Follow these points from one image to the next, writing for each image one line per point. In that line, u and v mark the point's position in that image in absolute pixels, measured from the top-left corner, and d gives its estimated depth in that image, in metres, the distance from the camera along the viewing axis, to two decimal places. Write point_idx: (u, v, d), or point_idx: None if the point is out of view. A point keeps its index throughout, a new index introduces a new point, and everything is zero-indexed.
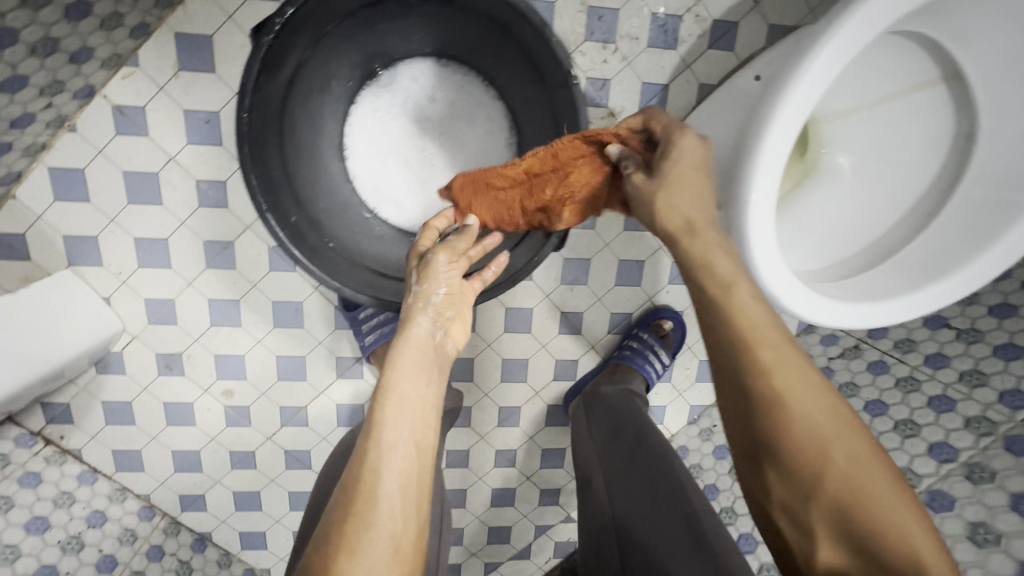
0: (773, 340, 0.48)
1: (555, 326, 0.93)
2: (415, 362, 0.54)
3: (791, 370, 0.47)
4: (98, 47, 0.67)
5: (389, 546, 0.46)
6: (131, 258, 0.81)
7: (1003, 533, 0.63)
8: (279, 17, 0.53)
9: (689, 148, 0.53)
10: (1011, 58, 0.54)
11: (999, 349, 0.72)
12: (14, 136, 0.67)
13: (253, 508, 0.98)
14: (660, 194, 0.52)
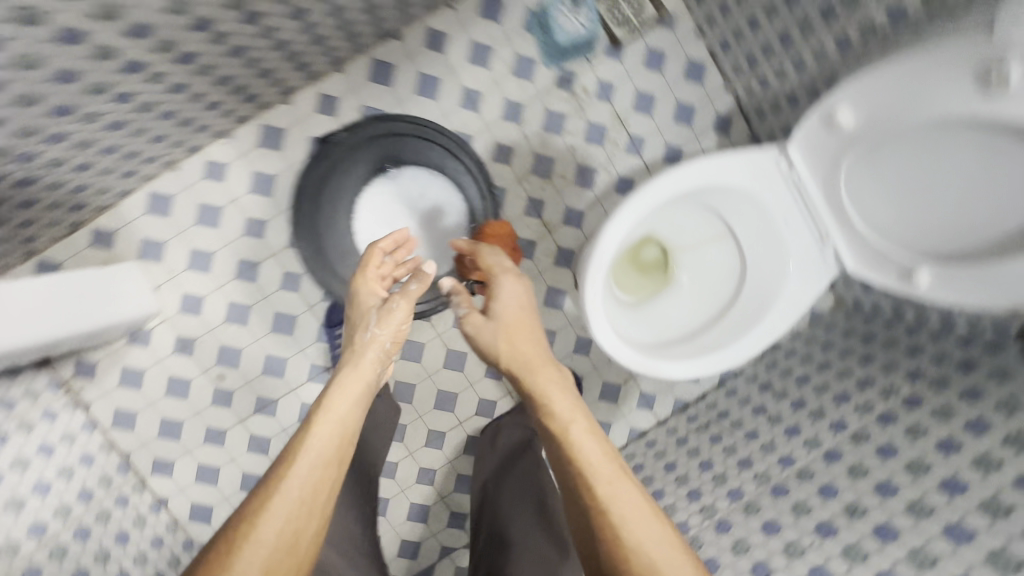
0: (609, 475, 0.63)
1: (484, 370, 1.21)
2: (352, 388, 0.79)
3: (607, 479, 0.62)
4: (213, 125, 1.03)
5: (296, 517, 0.66)
6: (183, 262, 1.12)
7: (751, 546, 0.85)
8: (335, 136, 1.04)
9: (508, 289, 0.78)
10: (758, 226, 0.88)
11: (788, 429, 1.01)
12: (141, 167, 1.01)
13: (210, 482, 1.18)
14: (501, 336, 0.74)
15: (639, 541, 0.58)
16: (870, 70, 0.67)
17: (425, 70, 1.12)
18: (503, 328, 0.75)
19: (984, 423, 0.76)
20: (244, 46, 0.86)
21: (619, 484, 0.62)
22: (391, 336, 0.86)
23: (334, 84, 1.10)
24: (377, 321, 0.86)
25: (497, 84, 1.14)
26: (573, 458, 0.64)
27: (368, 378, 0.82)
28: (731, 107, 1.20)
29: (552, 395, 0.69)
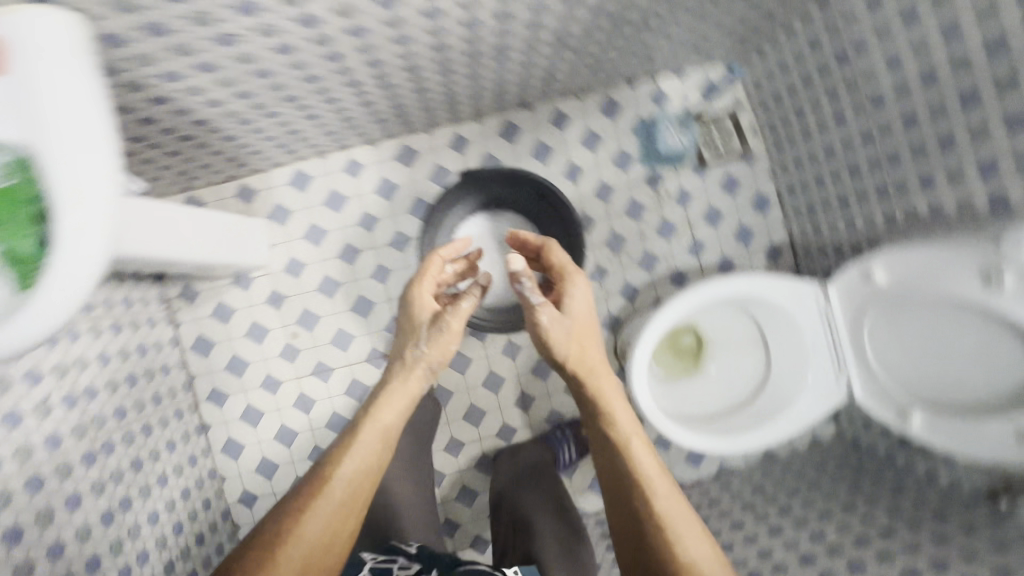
0: (663, 484, 0.77)
1: (515, 398, 1.35)
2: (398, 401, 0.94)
3: (659, 483, 0.77)
4: (369, 134, 1.26)
5: (337, 516, 0.83)
6: (301, 231, 1.32)
7: None
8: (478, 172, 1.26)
9: (581, 297, 0.91)
10: (789, 341, 1.04)
11: (771, 528, 1.12)
12: (303, 149, 1.23)
13: (251, 422, 1.33)
14: (575, 340, 0.87)
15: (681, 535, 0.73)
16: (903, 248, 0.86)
17: (544, 140, 1.35)
18: (571, 325, 0.87)
19: (945, 562, 0.88)
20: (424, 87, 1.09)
21: (666, 489, 0.77)
22: (439, 355, 0.98)
23: (469, 129, 1.34)
24: (427, 342, 0.97)
25: (597, 167, 1.37)
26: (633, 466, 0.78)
27: (409, 396, 0.95)
28: (784, 239, 1.40)
29: (616, 409, 0.83)
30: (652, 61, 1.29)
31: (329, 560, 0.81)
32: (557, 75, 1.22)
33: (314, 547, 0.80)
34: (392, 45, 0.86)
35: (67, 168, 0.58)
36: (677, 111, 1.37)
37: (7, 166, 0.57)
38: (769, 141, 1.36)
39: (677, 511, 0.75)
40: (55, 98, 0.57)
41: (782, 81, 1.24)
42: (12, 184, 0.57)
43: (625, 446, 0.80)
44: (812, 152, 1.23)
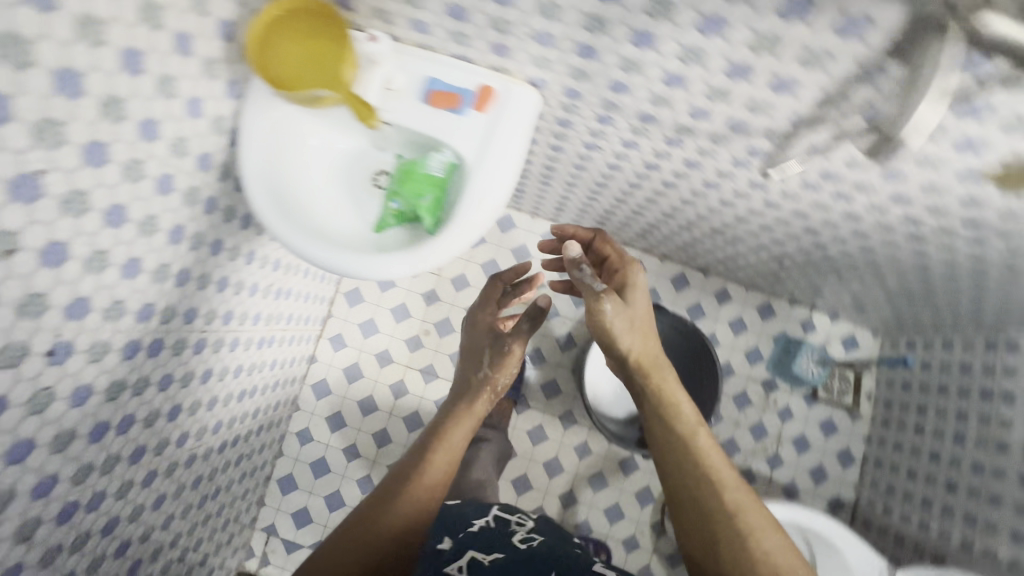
0: (732, 481, 0.78)
1: (561, 492, 1.44)
2: (464, 427, 0.94)
3: (720, 476, 0.78)
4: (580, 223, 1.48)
5: (405, 535, 0.77)
6: (482, 259, 1.52)
7: None
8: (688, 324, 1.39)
9: (638, 284, 0.93)
10: None
11: None
12: (529, 206, 1.46)
13: (349, 377, 1.47)
14: (642, 335, 0.89)
15: (755, 539, 0.73)
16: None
17: (702, 304, 1.54)
18: (637, 321, 0.89)
19: None
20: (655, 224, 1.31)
21: (727, 483, 0.78)
22: (503, 380, 1.04)
23: (651, 262, 1.55)
24: (489, 365, 1.03)
25: (730, 349, 1.54)
26: (698, 459, 0.80)
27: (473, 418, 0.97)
28: (850, 499, 1.50)
29: (681, 402, 0.85)
30: (821, 298, 1.48)
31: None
32: (747, 267, 1.42)
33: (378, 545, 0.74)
34: (677, 200, 1.08)
35: (480, 191, 0.76)
36: (817, 345, 1.54)
37: (444, 164, 0.78)
38: (879, 413, 1.51)
39: (742, 508, 0.76)
40: (501, 144, 0.76)
41: (919, 376, 1.41)
42: (439, 176, 0.77)
43: (688, 440, 0.82)
44: (918, 447, 1.36)
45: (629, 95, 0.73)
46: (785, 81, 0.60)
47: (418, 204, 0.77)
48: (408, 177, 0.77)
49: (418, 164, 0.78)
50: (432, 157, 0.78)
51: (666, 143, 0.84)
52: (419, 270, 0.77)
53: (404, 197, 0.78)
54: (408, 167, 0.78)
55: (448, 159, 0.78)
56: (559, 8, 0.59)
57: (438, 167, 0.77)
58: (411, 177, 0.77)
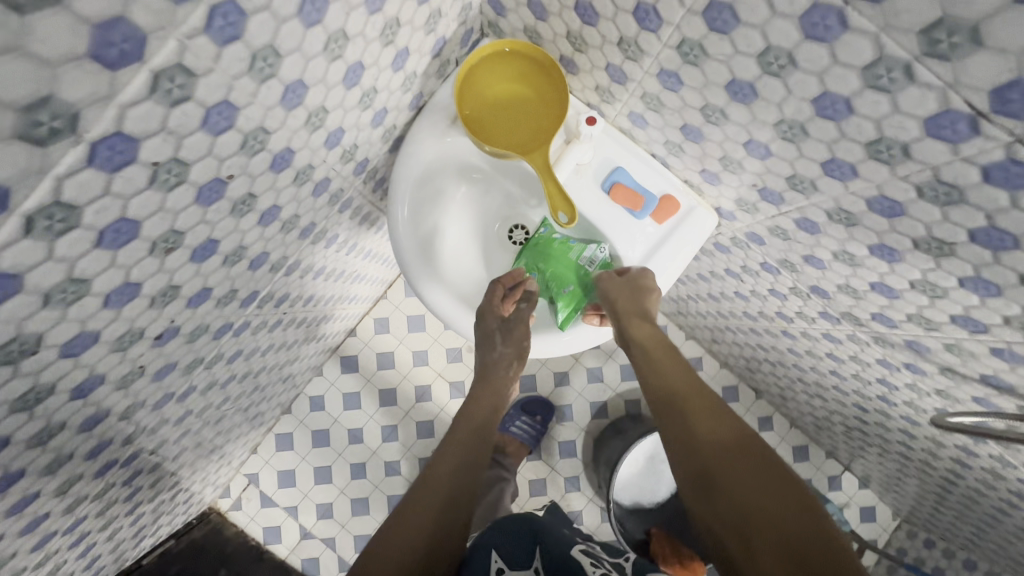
0: (700, 397, 0.60)
1: None
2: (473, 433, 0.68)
3: (696, 409, 0.59)
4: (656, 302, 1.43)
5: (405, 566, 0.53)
6: None
7: None
8: None
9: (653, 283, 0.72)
10: None
11: None
12: None
13: (378, 363, 1.43)
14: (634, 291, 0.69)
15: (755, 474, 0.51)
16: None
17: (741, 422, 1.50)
18: (630, 288, 0.68)
19: None
20: (738, 341, 1.25)
21: (717, 419, 0.57)
22: (522, 330, 0.75)
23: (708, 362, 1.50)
24: (506, 336, 0.75)
25: None
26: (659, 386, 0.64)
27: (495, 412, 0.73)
28: None
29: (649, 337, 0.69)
30: (859, 464, 1.44)
31: None
32: (803, 409, 1.37)
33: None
34: (782, 343, 1.02)
35: None
36: (837, 506, 1.49)
37: (597, 261, 0.72)
38: None
39: (733, 440, 0.55)
40: (666, 265, 0.71)
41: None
42: (592, 274, 0.72)
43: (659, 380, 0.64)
44: None
45: (819, 271, 0.67)
46: (1014, 354, 0.54)
47: (556, 290, 0.73)
48: (559, 257, 0.73)
49: (573, 248, 0.72)
50: (588, 249, 0.72)
51: (819, 312, 0.78)
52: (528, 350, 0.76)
53: (545, 276, 0.74)
54: (561, 246, 0.73)
55: (604, 254, 0.72)
56: (816, 189, 0.53)
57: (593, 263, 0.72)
58: (561, 260, 0.73)
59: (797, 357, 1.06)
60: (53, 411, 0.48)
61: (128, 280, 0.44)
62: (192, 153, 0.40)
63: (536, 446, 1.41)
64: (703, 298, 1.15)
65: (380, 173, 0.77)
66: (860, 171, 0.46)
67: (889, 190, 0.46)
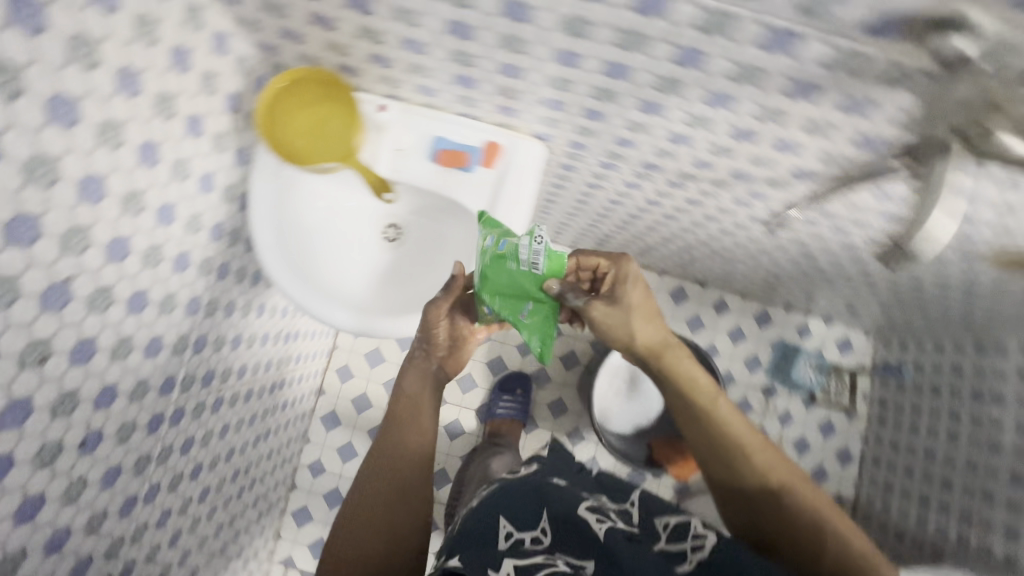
0: (755, 446, 0.68)
1: None
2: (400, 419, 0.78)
3: (749, 460, 0.68)
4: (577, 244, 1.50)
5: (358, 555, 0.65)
6: None
7: None
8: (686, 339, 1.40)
9: (631, 278, 0.73)
10: None
11: None
12: None
13: (357, 408, 1.47)
14: (629, 316, 0.71)
15: (807, 526, 0.64)
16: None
17: (700, 316, 1.58)
18: (621, 308, 0.71)
19: None
20: (656, 245, 1.32)
21: (777, 474, 0.67)
22: (445, 333, 0.82)
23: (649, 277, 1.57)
24: (423, 334, 0.81)
25: (730, 357, 1.58)
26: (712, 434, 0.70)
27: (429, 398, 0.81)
28: (852, 498, 1.55)
29: (681, 370, 0.72)
30: (815, 305, 1.52)
31: None
32: (744, 279, 1.45)
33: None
34: (675, 227, 1.10)
35: None
36: (814, 351, 1.58)
37: (541, 257, 0.69)
38: (874, 412, 1.56)
39: (792, 496, 0.66)
40: (508, 199, 0.78)
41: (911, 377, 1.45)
42: (534, 270, 0.70)
43: (713, 431, 0.70)
44: (913, 445, 1.40)
45: (636, 148, 0.75)
46: (789, 145, 0.62)
47: (516, 314, 0.75)
48: (502, 275, 0.72)
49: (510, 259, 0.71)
50: (526, 247, 0.68)
51: (668, 185, 0.86)
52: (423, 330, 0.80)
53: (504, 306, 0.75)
54: (500, 259, 0.72)
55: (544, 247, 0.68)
56: (570, 81, 0.60)
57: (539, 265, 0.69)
58: (507, 279, 0.72)
59: (697, 234, 1.14)
60: (2, 540, 0.52)
61: (11, 398, 0.49)
62: (10, 270, 0.46)
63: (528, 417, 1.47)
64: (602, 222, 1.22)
65: (244, 232, 0.82)
66: (578, 51, 0.54)
67: (605, 56, 0.54)
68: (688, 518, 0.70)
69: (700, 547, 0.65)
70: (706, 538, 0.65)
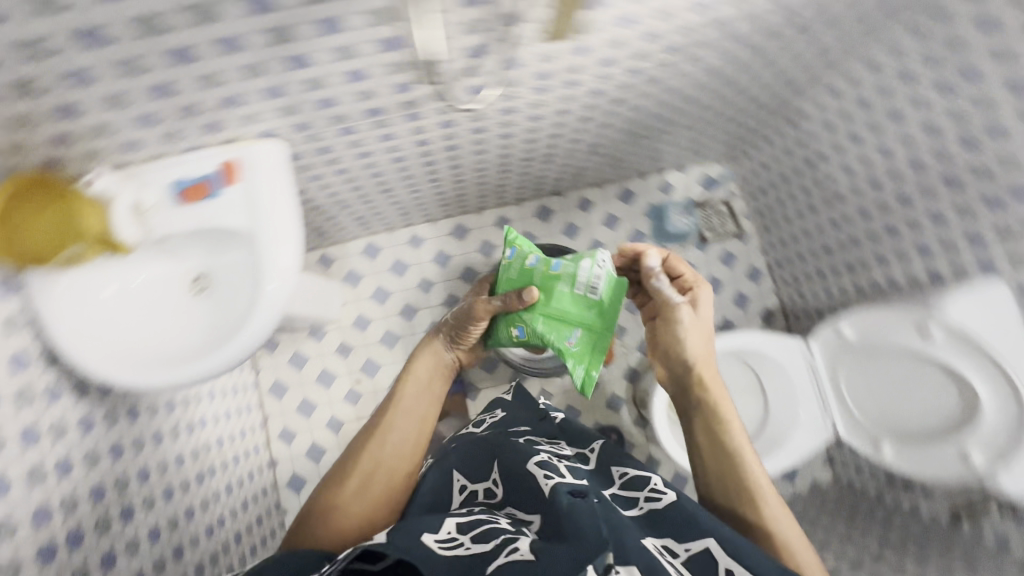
0: (746, 457, 0.90)
1: None
2: (416, 396, 1.07)
3: (736, 465, 0.89)
4: (430, 214, 1.55)
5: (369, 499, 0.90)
6: (368, 292, 1.56)
7: None
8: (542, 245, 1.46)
9: (701, 301, 1.06)
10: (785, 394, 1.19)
11: None
12: (379, 225, 1.52)
13: (313, 460, 1.49)
14: (701, 338, 1.02)
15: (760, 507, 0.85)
16: (960, 293, 0.92)
17: (572, 220, 1.64)
18: (696, 326, 1.02)
19: None
20: (486, 180, 1.38)
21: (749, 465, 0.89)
22: (467, 325, 1.16)
23: (511, 211, 1.62)
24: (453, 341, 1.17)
25: (616, 242, 1.65)
26: (732, 450, 0.91)
27: (432, 379, 1.12)
28: (778, 305, 1.64)
29: (727, 406, 0.96)
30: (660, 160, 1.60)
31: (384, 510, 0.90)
32: (583, 170, 1.52)
33: (349, 523, 0.87)
34: (472, 154, 1.16)
35: (270, 251, 0.82)
36: (681, 199, 1.66)
37: (602, 283, 1.09)
38: (758, 224, 1.65)
39: (752, 478, 0.88)
40: (263, 202, 0.82)
41: (765, 177, 1.55)
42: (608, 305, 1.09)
43: (740, 458, 0.90)
44: (794, 232, 1.50)
45: (341, 104, 0.80)
46: (430, 31, 0.68)
47: (561, 339, 1.08)
48: (559, 295, 1.10)
49: (565, 283, 1.10)
50: (595, 268, 1.09)
51: (409, 119, 0.91)
52: (250, 350, 0.82)
53: (553, 324, 1.09)
54: (575, 287, 1.09)
55: (593, 278, 1.08)
56: (215, 70, 0.65)
57: (592, 289, 1.08)
58: (568, 300, 1.09)
59: (498, 151, 1.20)
60: None
61: None
62: None
63: (465, 385, 1.53)
64: (420, 183, 1.27)
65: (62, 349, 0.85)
66: (185, 40, 0.60)
67: (206, 32, 0.59)
68: (649, 476, 0.88)
69: (658, 501, 0.82)
70: (663, 494, 0.83)
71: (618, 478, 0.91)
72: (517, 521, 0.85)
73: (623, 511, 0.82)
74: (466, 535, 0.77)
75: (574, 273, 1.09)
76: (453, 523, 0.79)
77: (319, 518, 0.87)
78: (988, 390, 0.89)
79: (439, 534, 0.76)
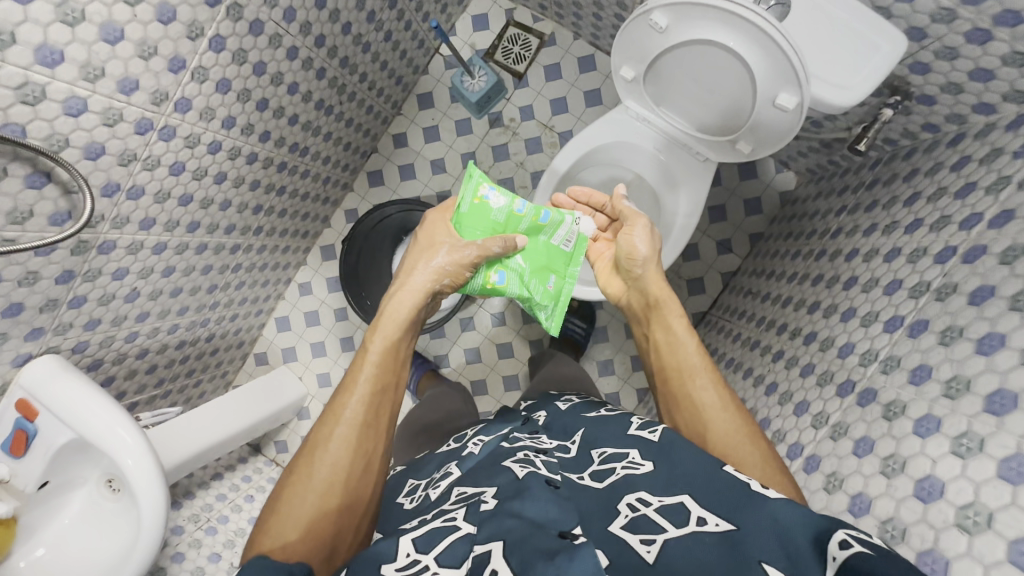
0: (694, 353, 0.73)
1: (526, 347, 1.54)
2: (387, 358, 0.78)
3: (687, 362, 0.73)
4: (294, 261, 1.57)
5: (327, 503, 0.67)
6: (309, 353, 1.65)
7: (759, 392, 1.00)
8: (378, 212, 1.39)
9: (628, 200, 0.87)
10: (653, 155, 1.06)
11: (776, 300, 1.15)
12: (266, 303, 1.58)
13: None
14: (634, 231, 0.83)
15: (712, 408, 0.69)
16: None
17: (401, 162, 1.56)
18: (638, 222, 0.84)
19: (917, 220, 0.83)
20: (286, 208, 1.35)
21: (697, 364, 0.72)
22: (456, 255, 0.84)
23: (351, 201, 1.59)
24: (440, 273, 0.83)
25: (450, 146, 1.54)
26: (675, 347, 0.75)
27: (409, 333, 0.81)
28: None
29: (667, 301, 0.79)
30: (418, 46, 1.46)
31: (342, 525, 0.68)
32: (366, 122, 1.44)
33: (305, 540, 0.65)
34: (226, 210, 1.14)
35: (104, 438, 0.89)
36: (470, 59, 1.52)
37: (572, 236, 0.91)
38: (550, 16, 1.46)
39: (708, 382, 0.71)
40: (68, 409, 0.90)
41: None
42: (572, 248, 0.92)
43: (691, 355, 0.73)
44: None
45: (25, 300, 0.84)
46: None
47: (536, 288, 0.91)
48: (533, 246, 0.90)
49: (548, 234, 0.91)
50: (567, 223, 0.91)
51: (112, 250, 0.92)
52: (158, 524, 0.89)
53: (534, 270, 0.90)
54: (543, 232, 0.90)
55: (575, 233, 0.91)
56: None
57: (567, 243, 0.91)
58: (544, 250, 0.91)
59: (249, 188, 1.17)
60: None
61: None
62: None
63: (433, 361, 1.56)
64: (234, 259, 1.29)
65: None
66: None
67: None
68: (626, 448, 0.63)
69: (636, 467, 0.58)
70: (640, 464, 0.59)
71: (595, 458, 0.64)
72: (468, 496, 0.59)
73: (599, 486, 0.58)
74: (430, 551, 0.50)
75: (564, 222, 0.90)
76: (411, 540, 0.53)
77: (275, 521, 0.66)
78: (732, 35, 0.76)
79: (397, 561, 0.50)
